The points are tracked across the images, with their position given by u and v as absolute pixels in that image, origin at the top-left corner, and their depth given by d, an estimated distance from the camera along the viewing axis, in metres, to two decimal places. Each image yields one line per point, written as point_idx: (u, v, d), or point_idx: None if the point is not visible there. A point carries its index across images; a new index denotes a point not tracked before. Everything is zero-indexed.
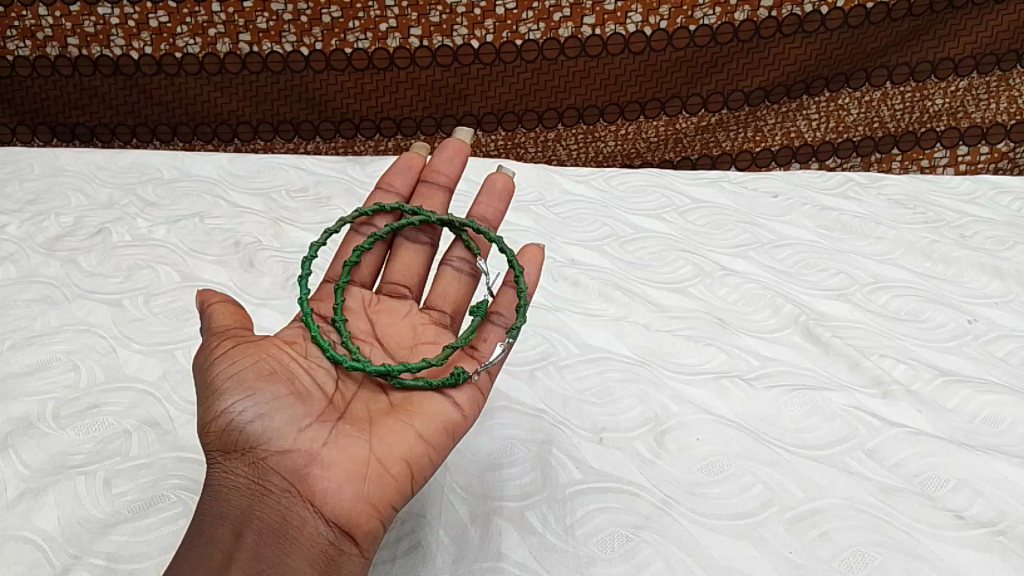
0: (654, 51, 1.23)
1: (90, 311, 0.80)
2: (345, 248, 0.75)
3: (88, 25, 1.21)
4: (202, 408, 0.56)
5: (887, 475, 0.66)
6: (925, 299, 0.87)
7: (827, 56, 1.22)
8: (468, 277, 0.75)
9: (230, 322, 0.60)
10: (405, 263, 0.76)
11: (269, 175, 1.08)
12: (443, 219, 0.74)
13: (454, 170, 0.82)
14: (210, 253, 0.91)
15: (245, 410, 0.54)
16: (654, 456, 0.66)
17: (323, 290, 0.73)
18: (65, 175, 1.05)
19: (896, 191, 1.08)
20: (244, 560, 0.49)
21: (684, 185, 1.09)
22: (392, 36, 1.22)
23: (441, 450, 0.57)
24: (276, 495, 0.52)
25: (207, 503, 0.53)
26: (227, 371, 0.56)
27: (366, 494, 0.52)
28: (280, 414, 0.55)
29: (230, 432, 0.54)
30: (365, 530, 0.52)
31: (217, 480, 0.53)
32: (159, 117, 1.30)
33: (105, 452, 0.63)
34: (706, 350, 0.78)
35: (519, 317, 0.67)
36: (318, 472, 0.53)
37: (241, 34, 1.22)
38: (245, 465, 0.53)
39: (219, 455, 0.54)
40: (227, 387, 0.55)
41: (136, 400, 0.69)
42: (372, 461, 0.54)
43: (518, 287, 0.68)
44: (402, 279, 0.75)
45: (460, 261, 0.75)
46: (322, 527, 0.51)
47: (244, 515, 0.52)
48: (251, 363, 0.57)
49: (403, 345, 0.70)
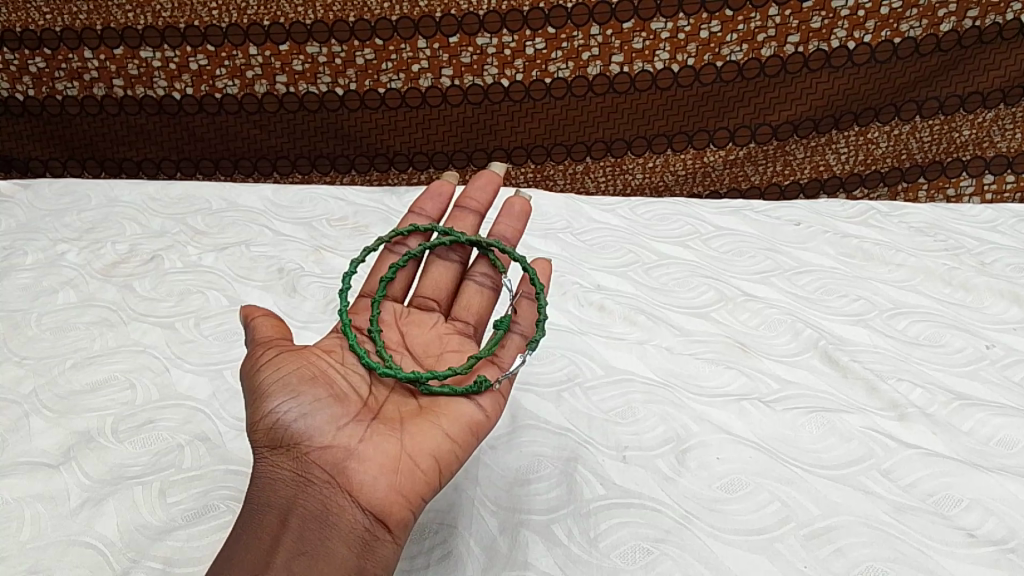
0: (682, 86, 1.27)
1: (144, 333, 0.86)
2: (380, 265, 0.82)
3: (132, 67, 1.28)
4: (249, 408, 0.61)
5: (901, 494, 0.68)
6: (944, 325, 0.89)
7: (855, 91, 1.26)
8: (490, 290, 0.82)
9: (273, 332, 0.66)
10: (435, 278, 0.82)
11: (311, 205, 1.13)
12: (472, 239, 0.82)
13: (485, 199, 0.88)
14: (255, 279, 0.96)
15: (290, 410, 0.60)
16: (675, 473, 0.69)
17: (358, 303, 0.79)
18: (119, 206, 1.12)
19: (917, 219, 1.11)
20: (290, 543, 0.54)
21: (707, 214, 1.12)
22: (424, 76, 1.28)
23: (466, 449, 0.62)
24: (318, 486, 0.57)
25: (255, 493, 0.57)
26: (273, 376, 0.61)
27: (398, 486, 0.57)
28: (320, 413, 0.60)
29: (275, 430, 0.59)
30: (398, 518, 0.57)
31: (263, 472, 0.58)
32: (201, 153, 1.37)
33: (160, 464, 0.68)
34: (726, 373, 0.81)
35: (538, 331, 0.74)
36: (354, 465, 0.58)
37: (277, 76, 1.28)
38: (289, 459, 0.58)
39: (265, 450, 0.59)
40: (273, 390, 0.60)
41: (187, 416, 0.74)
42: (403, 458, 0.59)
43: (539, 304, 0.76)
44: (432, 294, 0.81)
45: (484, 275, 0.82)
46: (359, 516, 0.56)
47: (289, 503, 0.56)
48: (294, 369, 0.62)
49: (430, 353, 0.76)
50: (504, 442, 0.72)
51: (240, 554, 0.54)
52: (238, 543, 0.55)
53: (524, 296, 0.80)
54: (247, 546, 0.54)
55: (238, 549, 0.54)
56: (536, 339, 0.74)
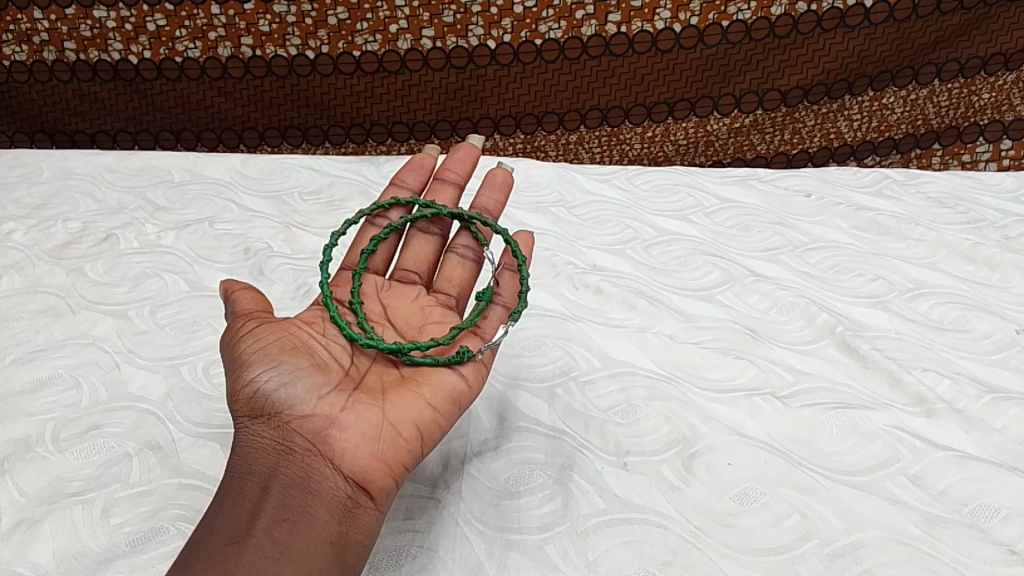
0: (685, 49, 1.18)
1: (94, 324, 0.78)
2: (360, 238, 0.76)
3: (84, 29, 1.18)
4: (230, 379, 0.59)
5: (932, 504, 0.61)
6: (970, 308, 0.82)
7: (870, 53, 1.17)
8: (472, 263, 0.76)
9: (253, 305, 0.64)
10: (416, 251, 0.76)
11: (282, 176, 1.05)
12: (453, 211, 0.76)
13: (465, 170, 0.82)
14: (219, 260, 0.88)
15: (270, 380, 0.58)
16: (682, 482, 0.62)
17: (340, 276, 0.75)
18: (74, 178, 1.03)
19: (935, 188, 1.03)
20: (273, 509, 0.52)
21: (710, 184, 1.04)
22: (403, 37, 1.18)
23: (449, 418, 0.60)
24: (299, 454, 0.55)
25: (235, 463, 0.55)
26: (253, 346, 0.60)
27: (380, 453, 0.56)
28: (301, 382, 0.59)
29: (255, 399, 0.57)
30: (380, 485, 0.55)
31: (243, 442, 0.56)
32: (164, 122, 1.27)
33: (105, 478, 0.61)
34: (735, 364, 0.74)
35: (521, 301, 0.70)
36: (336, 433, 0.56)
37: (243, 38, 1.19)
38: (270, 429, 0.56)
39: (245, 420, 0.57)
40: (253, 360, 0.59)
41: (138, 421, 0.66)
42: (385, 425, 0.57)
43: (522, 274, 0.72)
44: (413, 266, 0.76)
45: (465, 248, 0.77)
46: (341, 483, 0.54)
47: (270, 471, 0.54)
48: (274, 340, 0.60)
49: (412, 325, 0.70)
50: (492, 448, 0.64)
51: (220, 520, 0.52)
52: (218, 512, 0.53)
53: (507, 268, 0.75)
54: (230, 513, 0.52)
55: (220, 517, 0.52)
56: (518, 308, 0.69)
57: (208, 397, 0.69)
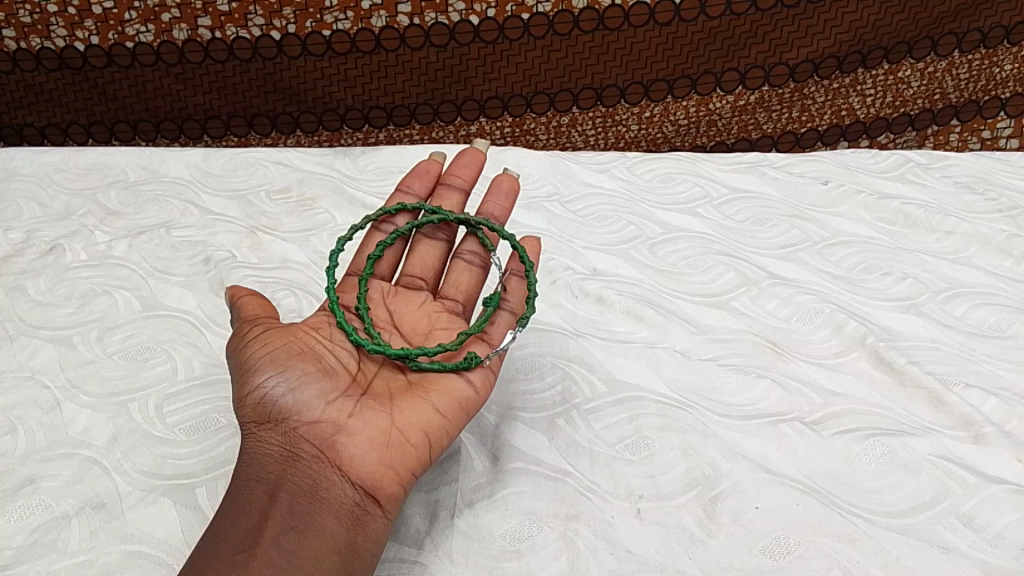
0: (685, 21, 1.09)
1: (33, 353, 0.69)
2: (365, 243, 0.69)
3: (24, 14, 1.08)
4: (236, 385, 0.54)
5: (988, 550, 0.54)
6: (1011, 310, 0.74)
7: (886, 23, 1.08)
8: (480, 267, 0.69)
9: (259, 310, 0.59)
10: (422, 256, 0.69)
11: (247, 173, 0.95)
12: (459, 216, 0.68)
13: (471, 176, 0.74)
14: (177, 273, 0.79)
15: (277, 385, 0.53)
16: (705, 532, 0.54)
17: (345, 283, 0.68)
18: (18, 180, 0.93)
19: (961, 171, 0.95)
20: (279, 517, 0.48)
21: (717, 171, 0.96)
22: (376, 14, 1.08)
23: (460, 424, 0.56)
24: (308, 460, 0.51)
25: (240, 471, 0.51)
26: (259, 350, 0.55)
27: (389, 461, 0.51)
28: (309, 386, 0.54)
29: (261, 406, 0.52)
30: (389, 493, 0.51)
31: (249, 450, 0.52)
32: (118, 114, 1.17)
33: (40, 546, 0.53)
34: (758, 385, 0.66)
35: (529, 306, 0.63)
36: (344, 439, 0.52)
37: (200, 19, 1.08)
38: (276, 435, 0.52)
39: (251, 426, 0.52)
40: (259, 365, 0.54)
41: (80, 473, 0.58)
42: (394, 431, 0.53)
43: (531, 279, 0.65)
44: (419, 272, 0.68)
45: (471, 253, 0.69)
46: (349, 490, 0.50)
47: (276, 479, 0.50)
48: (281, 343, 0.55)
49: (418, 333, 0.64)
50: (484, 496, 0.56)
51: (226, 531, 0.47)
52: (223, 521, 0.48)
53: (514, 273, 0.67)
54: (235, 519, 0.48)
55: (224, 527, 0.48)
56: (527, 314, 0.63)
57: (161, 441, 0.60)
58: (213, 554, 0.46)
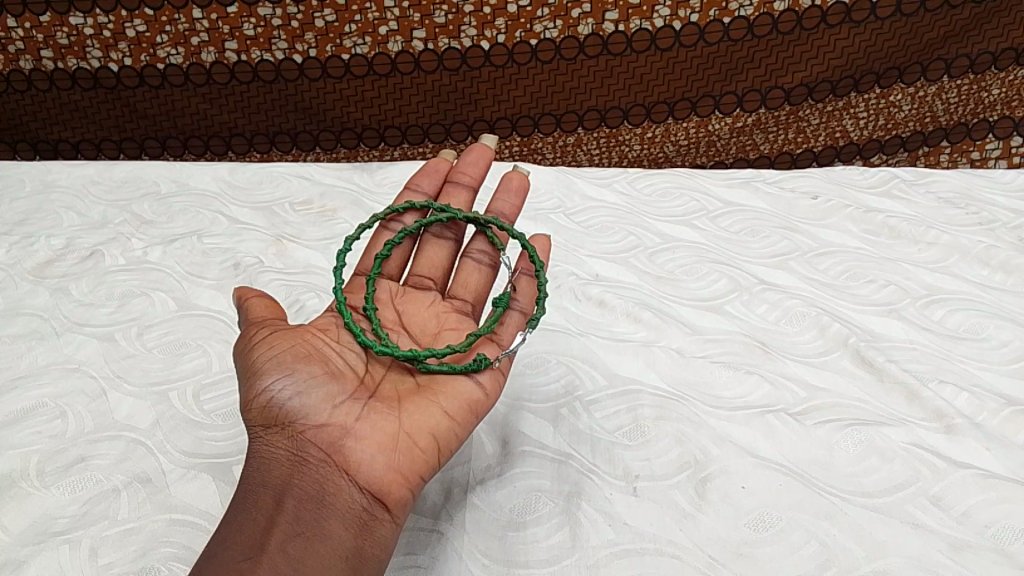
0: (685, 47, 1.15)
1: (78, 348, 0.74)
2: (374, 244, 0.75)
3: (61, 36, 1.15)
4: (244, 387, 0.59)
5: (954, 526, 0.59)
6: (987, 315, 0.79)
7: (877, 48, 1.14)
8: (488, 267, 0.75)
9: (266, 314, 0.64)
10: (430, 257, 0.75)
11: (271, 186, 1.01)
12: (468, 216, 0.74)
13: (478, 172, 0.80)
14: (208, 277, 0.85)
15: (283, 389, 0.58)
16: (694, 509, 0.59)
17: (354, 282, 0.73)
18: (57, 191, 0.99)
19: (945, 188, 1.00)
20: (286, 522, 0.52)
21: (713, 186, 1.02)
22: (393, 39, 1.15)
23: (465, 428, 0.60)
24: (315, 465, 0.55)
25: (252, 473, 0.56)
26: (266, 355, 0.59)
27: (395, 466, 0.55)
28: (315, 392, 0.58)
29: (269, 409, 0.57)
30: (397, 498, 0.54)
31: (258, 452, 0.56)
32: (145, 131, 1.24)
33: (93, 515, 0.58)
34: (747, 380, 0.71)
35: (538, 308, 0.69)
36: (351, 445, 0.56)
37: (227, 43, 1.15)
38: (284, 439, 0.56)
39: (259, 429, 0.57)
40: (266, 369, 0.59)
41: (125, 452, 0.63)
42: (400, 436, 0.57)
43: (540, 280, 0.70)
44: (428, 272, 0.74)
45: (480, 252, 0.75)
46: (356, 495, 0.54)
47: (285, 484, 0.54)
48: (287, 348, 0.60)
49: (427, 333, 0.70)
50: (495, 475, 0.62)
51: (235, 537, 0.52)
52: (233, 526, 0.53)
53: (524, 273, 0.73)
54: (243, 528, 0.52)
55: (233, 535, 0.52)
56: (536, 316, 0.68)
57: (199, 425, 0.66)
58: (221, 561, 0.50)
